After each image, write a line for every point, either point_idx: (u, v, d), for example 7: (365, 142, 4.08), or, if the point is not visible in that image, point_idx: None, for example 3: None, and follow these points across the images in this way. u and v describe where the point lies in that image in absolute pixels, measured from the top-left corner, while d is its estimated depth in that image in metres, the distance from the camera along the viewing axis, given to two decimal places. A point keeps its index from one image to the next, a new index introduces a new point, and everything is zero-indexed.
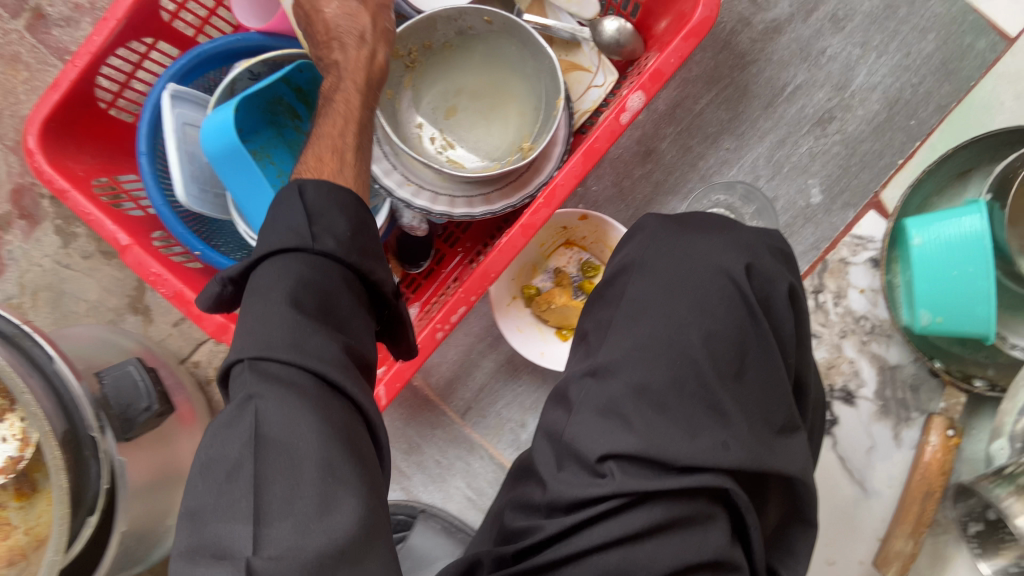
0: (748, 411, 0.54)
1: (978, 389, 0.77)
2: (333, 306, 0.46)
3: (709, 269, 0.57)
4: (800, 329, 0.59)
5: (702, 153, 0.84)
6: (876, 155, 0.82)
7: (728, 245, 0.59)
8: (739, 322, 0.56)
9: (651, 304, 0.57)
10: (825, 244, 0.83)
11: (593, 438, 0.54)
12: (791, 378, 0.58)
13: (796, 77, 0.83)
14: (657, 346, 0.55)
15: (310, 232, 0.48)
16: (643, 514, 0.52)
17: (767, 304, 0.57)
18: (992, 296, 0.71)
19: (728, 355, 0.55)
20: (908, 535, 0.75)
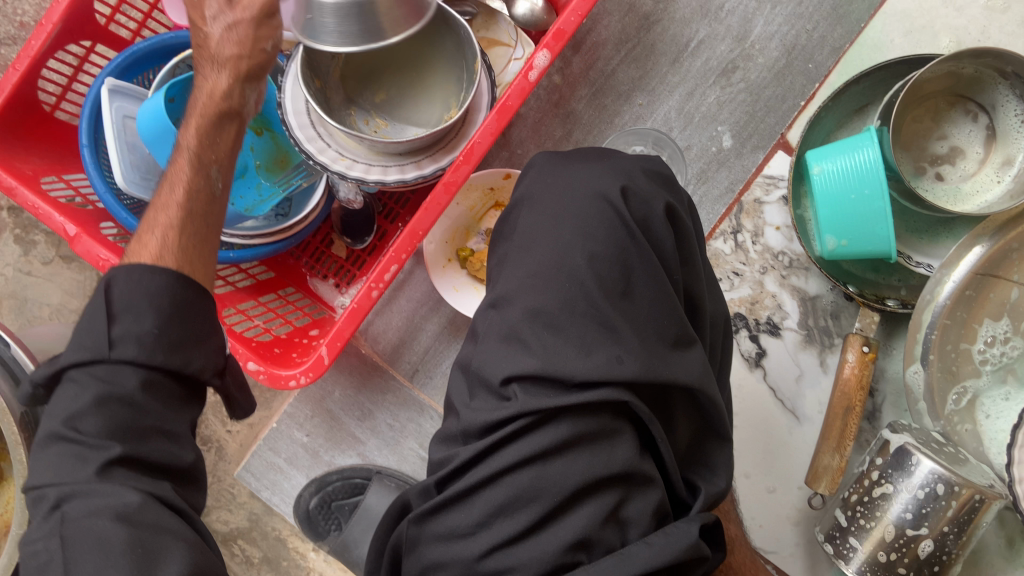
0: (636, 324, 0.59)
1: (892, 307, 0.81)
2: (140, 401, 0.49)
3: (593, 198, 0.62)
4: (682, 247, 0.64)
5: (617, 110, 0.89)
6: (779, 99, 0.88)
7: (608, 173, 0.64)
8: (623, 243, 0.60)
9: (547, 234, 0.62)
10: (739, 187, 0.88)
11: (496, 363, 0.59)
12: (680, 292, 0.63)
13: (698, 33, 0.88)
14: (551, 269, 0.60)
15: (108, 336, 0.49)
16: (550, 432, 0.57)
17: (648, 223, 0.62)
18: (889, 216, 0.75)
19: (615, 274, 0.60)
20: (833, 449, 0.78)
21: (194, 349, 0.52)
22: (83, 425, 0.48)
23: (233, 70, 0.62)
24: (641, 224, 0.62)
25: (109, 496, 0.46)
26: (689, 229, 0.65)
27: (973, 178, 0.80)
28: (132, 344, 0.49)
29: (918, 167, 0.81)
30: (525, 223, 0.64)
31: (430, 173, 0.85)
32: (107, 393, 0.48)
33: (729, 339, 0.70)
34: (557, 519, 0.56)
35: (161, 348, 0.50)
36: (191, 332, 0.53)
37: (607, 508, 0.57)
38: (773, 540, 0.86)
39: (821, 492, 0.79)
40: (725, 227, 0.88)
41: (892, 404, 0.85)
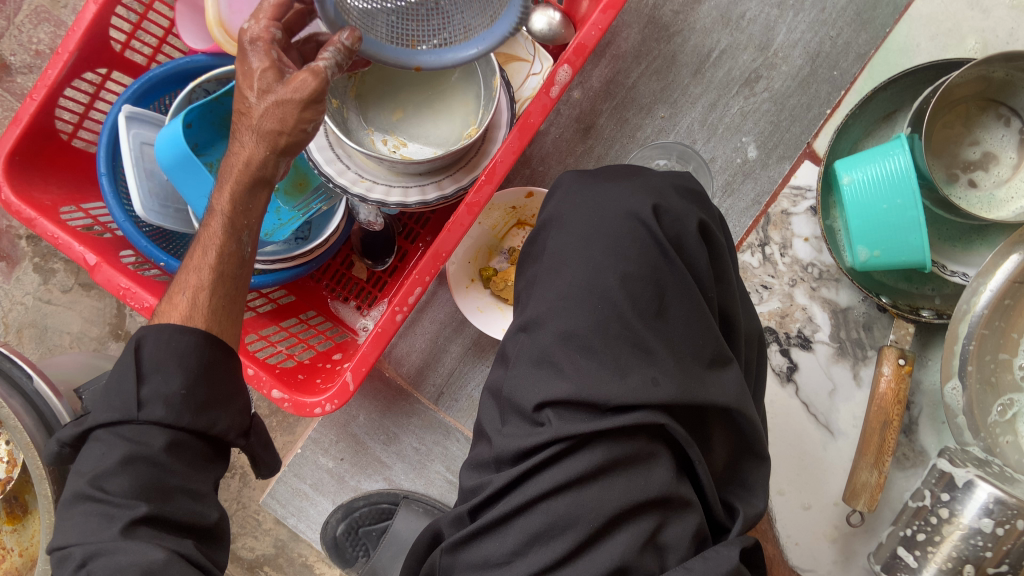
0: (670, 346, 0.58)
1: (926, 318, 0.79)
2: (166, 464, 0.50)
3: (622, 216, 0.61)
4: (715, 264, 0.63)
5: (639, 123, 0.87)
6: (804, 108, 0.86)
7: (636, 190, 0.63)
8: (653, 261, 0.59)
9: (576, 254, 0.61)
10: (766, 198, 0.87)
11: (529, 388, 0.58)
12: (715, 311, 0.62)
13: (720, 43, 0.87)
14: (582, 291, 0.59)
15: (137, 398, 0.51)
16: (587, 458, 0.55)
17: (680, 242, 0.61)
18: (922, 225, 0.73)
19: (648, 294, 0.58)
20: (871, 465, 0.76)
21: (219, 412, 0.54)
22: (111, 485, 0.49)
23: (269, 143, 0.54)
24: (671, 242, 0.61)
25: (135, 554, 0.47)
26: (721, 245, 0.64)
27: (1007, 183, 0.78)
28: (161, 406, 0.51)
29: (950, 174, 0.79)
30: (553, 244, 0.63)
31: (450, 192, 0.84)
32: (133, 453, 0.50)
33: (764, 356, 0.69)
34: (596, 547, 0.54)
35: (188, 410, 0.52)
36: (218, 393, 0.54)
37: (647, 534, 0.55)
38: (810, 559, 0.84)
39: (860, 509, 0.77)
40: (752, 240, 0.87)
41: (929, 416, 0.83)
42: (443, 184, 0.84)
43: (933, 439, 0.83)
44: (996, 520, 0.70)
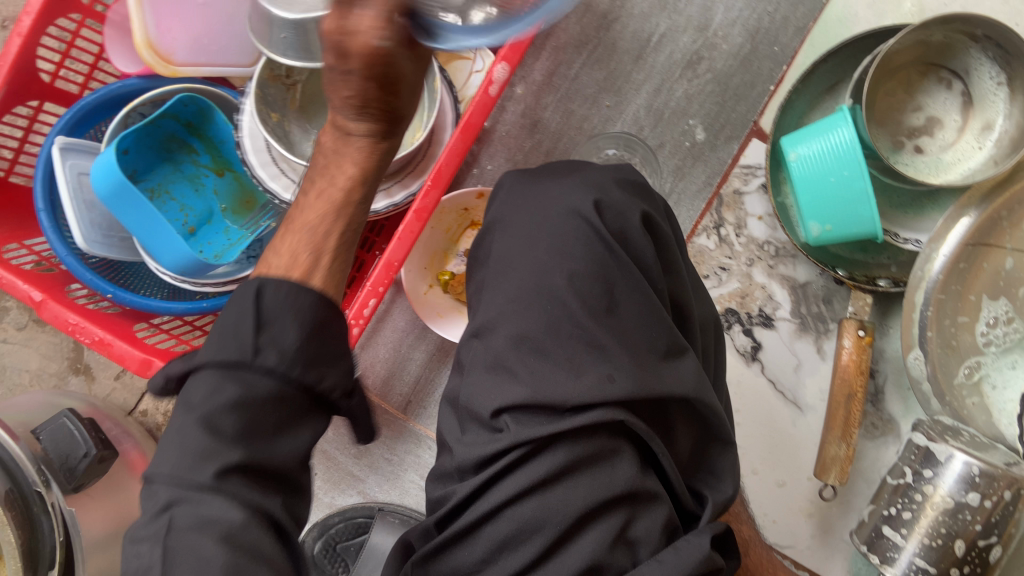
0: (624, 340, 0.57)
1: (883, 288, 0.79)
2: (260, 425, 0.43)
3: (565, 214, 0.60)
4: (662, 254, 0.62)
5: (586, 113, 0.86)
6: (748, 87, 0.85)
7: (577, 186, 0.62)
8: (600, 258, 0.58)
9: (521, 256, 0.60)
10: (717, 179, 0.86)
11: (485, 395, 0.57)
12: (665, 302, 0.61)
13: (659, 26, 0.86)
14: (532, 294, 0.58)
15: (253, 343, 0.43)
16: (546, 461, 0.54)
17: (624, 236, 0.60)
18: (871, 194, 0.72)
19: (597, 290, 0.58)
20: (839, 439, 0.77)
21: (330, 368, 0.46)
22: (225, 426, 0.42)
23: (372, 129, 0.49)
24: (616, 237, 0.60)
25: (219, 509, 0.40)
26: (666, 235, 0.63)
27: (954, 147, 0.78)
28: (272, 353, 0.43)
29: (897, 142, 0.79)
30: (500, 247, 0.62)
31: (400, 197, 0.82)
32: (245, 394, 0.42)
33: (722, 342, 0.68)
34: (564, 549, 0.54)
35: (299, 363, 0.44)
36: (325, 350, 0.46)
37: (615, 532, 0.54)
38: (788, 536, 0.84)
39: (832, 484, 0.77)
40: (707, 223, 0.86)
41: (895, 384, 0.83)
42: (394, 188, 0.82)
43: (901, 406, 0.83)
44: (982, 492, 0.71)
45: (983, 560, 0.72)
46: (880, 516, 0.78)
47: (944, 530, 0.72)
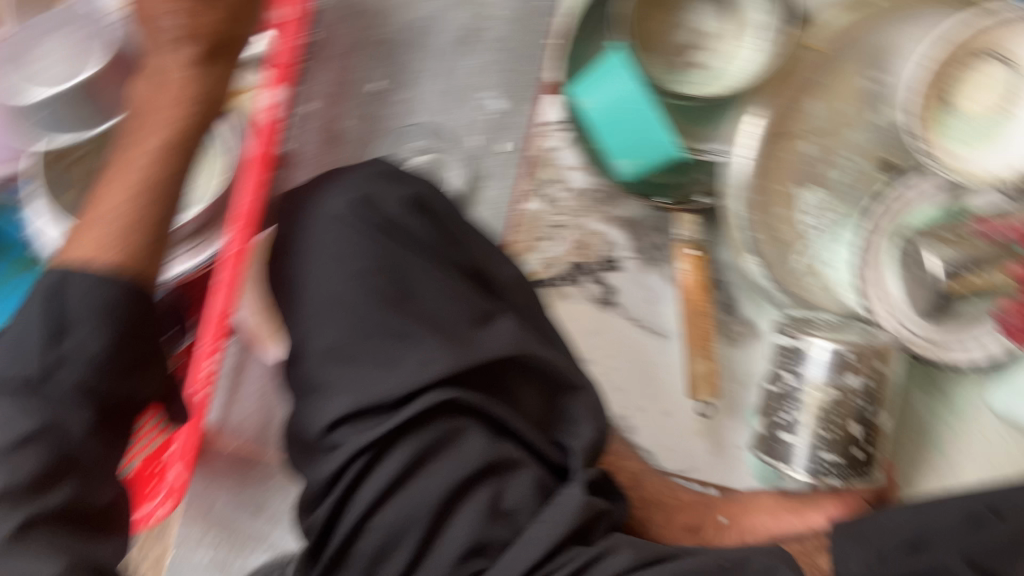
0: (427, 314, 0.62)
1: (703, 204, 0.82)
2: None
3: (343, 219, 0.65)
4: (444, 232, 0.68)
5: (381, 115, 0.86)
6: (526, 48, 0.87)
7: (341, 191, 0.66)
8: (382, 251, 0.64)
9: (310, 272, 0.63)
10: (524, 142, 0.87)
11: (314, 415, 0.58)
12: (456, 272, 0.66)
13: (426, 11, 0.86)
14: (335, 302, 0.61)
15: None
16: (394, 460, 0.54)
17: (394, 223, 0.66)
18: (659, 117, 0.75)
19: (387, 283, 0.62)
20: (698, 355, 0.79)
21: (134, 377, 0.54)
22: None
23: None
24: (394, 229, 0.66)
25: None
26: (443, 210, 0.70)
27: (729, 56, 0.82)
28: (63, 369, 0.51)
29: (672, 67, 0.83)
30: (291, 272, 0.64)
31: (203, 257, 0.72)
32: None
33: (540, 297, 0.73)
34: (442, 535, 0.53)
35: None
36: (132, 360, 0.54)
37: (486, 507, 0.54)
38: (687, 459, 0.87)
39: (706, 399, 0.81)
40: (530, 186, 0.87)
41: (745, 290, 0.86)
42: (194, 247, 0.72)
43: (755, 307, 0.86)
44: (850, 369, 0.74)
45: (874, 433, 0.76)
46: (773, 424, 0.79)
47: (838, 418, 0.75)
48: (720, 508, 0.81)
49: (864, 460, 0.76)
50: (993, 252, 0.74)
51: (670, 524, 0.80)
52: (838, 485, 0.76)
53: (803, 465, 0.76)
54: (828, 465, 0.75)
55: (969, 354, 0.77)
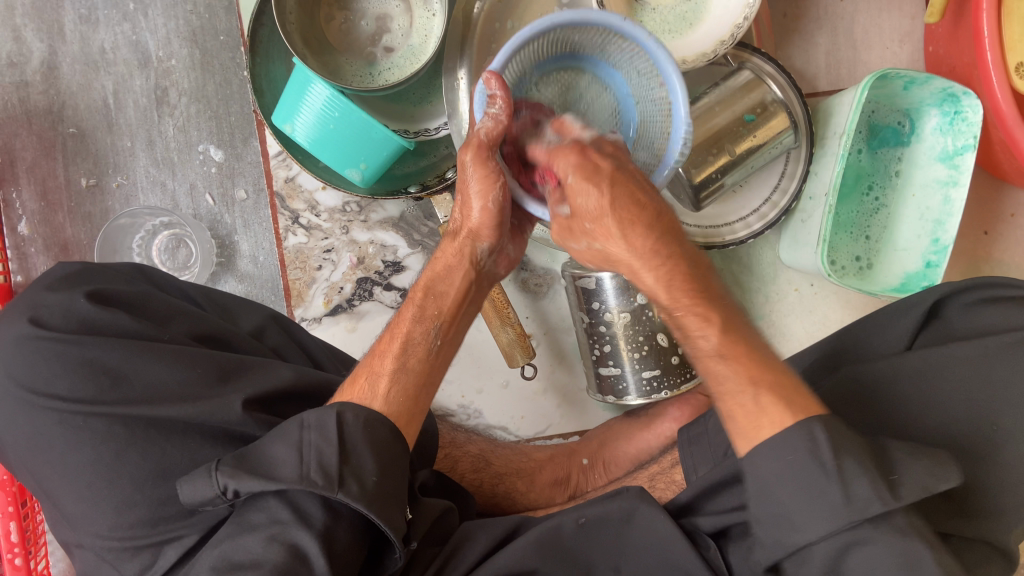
0: (178, 395, 0.51)
1: (452, 174, 0.79)
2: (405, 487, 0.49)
3: (20, 357, 0.52)
4: (144, 313, 0.56)
5: (103, 207, 0.82)
6: (224, 87, 0.82)
7: (10, 341, 0.52)
8: (94, 360, 0.51)
9: (47, 435, 0.50)
10: (264, 182, 0.83)
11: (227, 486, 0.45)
12: (190, 332, 0.56)
13: (106, 86, 0.82)
14: (67, 441, 0.50)
15: (338, 473, 0.45)
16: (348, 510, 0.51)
17: (93, 325, 0.53)
18: (366, 117, 0.71)
19: (123, 390, 0.51)
20: (502, 325, 0.76)
21: (397, 506, 0.48)
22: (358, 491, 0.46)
23: (420, 313, 0.56)
24: (84, 333, 0.52)
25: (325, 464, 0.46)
26: (132, 293, 0.56)
27: (413, 28, 0.77)
28: (356, 482, 0.45)
29: (366, 56, 0.77)
30: (23, 454, 0.52)
31: None
32: (380, 456, 0.47)
33: (292, 323, 0.67)
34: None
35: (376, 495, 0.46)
36: (395, 485, 0.48)
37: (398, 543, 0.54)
38: (540, 421, 0.87)
39: (524, 362, 0.79)
40: (285, 224, 0.83)
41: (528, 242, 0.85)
42: None
43: (543, 255, 0.85)
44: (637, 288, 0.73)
45: None
46: (592, 362, 0.78)
47: (642, 335, 0.74)
48: (580, 450, 0.81)
49: (683, 361, 0.76)
50: (727, 129, 0.74)
51: (535, 485, 0.78)
52: (668, 395, 0.76)
53: (627, 390, 0.76)
54: (652, 380, 0.75)
55: (751, 227, 0.82)
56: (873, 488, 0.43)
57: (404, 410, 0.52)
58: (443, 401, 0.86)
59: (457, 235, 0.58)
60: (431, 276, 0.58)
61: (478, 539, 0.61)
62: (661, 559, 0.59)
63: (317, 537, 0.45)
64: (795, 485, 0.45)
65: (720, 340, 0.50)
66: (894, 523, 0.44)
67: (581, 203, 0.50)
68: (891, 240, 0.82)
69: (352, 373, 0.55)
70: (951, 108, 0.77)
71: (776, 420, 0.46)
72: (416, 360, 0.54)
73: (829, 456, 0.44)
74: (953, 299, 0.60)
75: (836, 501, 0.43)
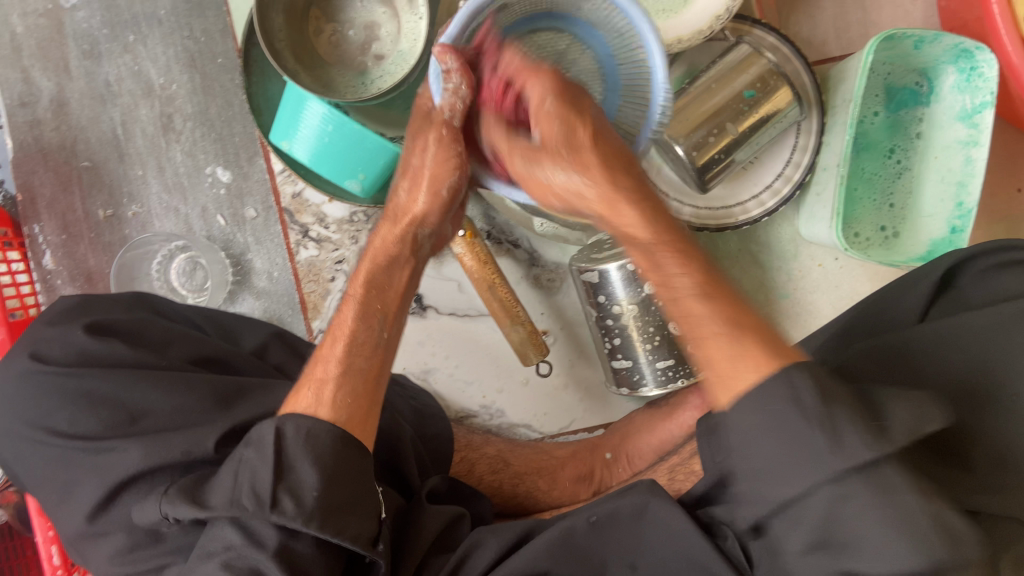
0: (173, 417, 0.53)
1: None
2: (359, 496, 0.48)
3: (28, 391, 0.55)
4: (141, 340, 0.58)
5: (121, 235, 0.85)
6: (227, 108, 0.84)
7: (18, 378, 0.56)
8: (94, 392, 0.54)
9: (56, 467, 0.53)
10: (272, 199, 0.84)
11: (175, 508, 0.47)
12: (186, 356, 0.59)
13: (115, 118, 0.84)
14: (72, 471, 0.52)
15: (271, 493, 0.45)
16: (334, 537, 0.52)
17: (88, 356, 0.55)
18: (360, 127, 0.71)
19: (120, 419, 0.53)
20: (512, 323, 0.75)
21: (351, 517, 0.47)
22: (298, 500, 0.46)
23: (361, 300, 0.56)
24: (82, 365, 0.55)
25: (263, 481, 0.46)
26: (129, 322, 0.59)
27: (401, 33, 0.76)
28: (291, 499, 0.45)
29: (356, 66, 0.77)
30: (38, 487, 0.55)
31: None
32: (324, 468, 0.47)
33: (295, 339, 0.70)
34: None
35: (319, 513, 0.46)
36: (348, 491, 0.48)
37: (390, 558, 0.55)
38: (564, 416, 0.86)
39: (538, 359, 0.78)
40: (295, 238, 0.84)
41: (537, 238, 0.84)
42: None
43: (554, 249, 0.85)
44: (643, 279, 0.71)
45: None
46: (606, 356, 0.77)
47: (653, 325, 0.72)
48: (602, 445, 0.81)
49: None
50: (728, 107, 0.72)
51: (558, 483, 0.78)
52: (686, 384, 0.74)
53: (644, 382, 0.75)
54: (667, 371, 0.74)
55: (763, 204, 0.80)
56: (865, 435, 0.39)
57: (353, 413, 0.51)
58: (465, 403, 0.86)
59: (397, 218, 0.59)
60: (377, 268, 0.58)
61: (489, 544, 0.61)
62: (677, 553, 0.58)
63: (274, 558, 0.45)
64: (779, 439, 0.41)
65: (700, 278, 0.47)
66: (882, 472, 0.39)
67: (552, 127, 0.50)
68: (915, 207, 0.79)
69: (300, 379, 0.54)
70: (967, 64, 0.74)
71: (735, 371, 0.44)
72: (364, 360, 0.54)
73: (818, 405, 0.40)
74: (967, 267, 0.58)
75: (822, 450, 0.40)
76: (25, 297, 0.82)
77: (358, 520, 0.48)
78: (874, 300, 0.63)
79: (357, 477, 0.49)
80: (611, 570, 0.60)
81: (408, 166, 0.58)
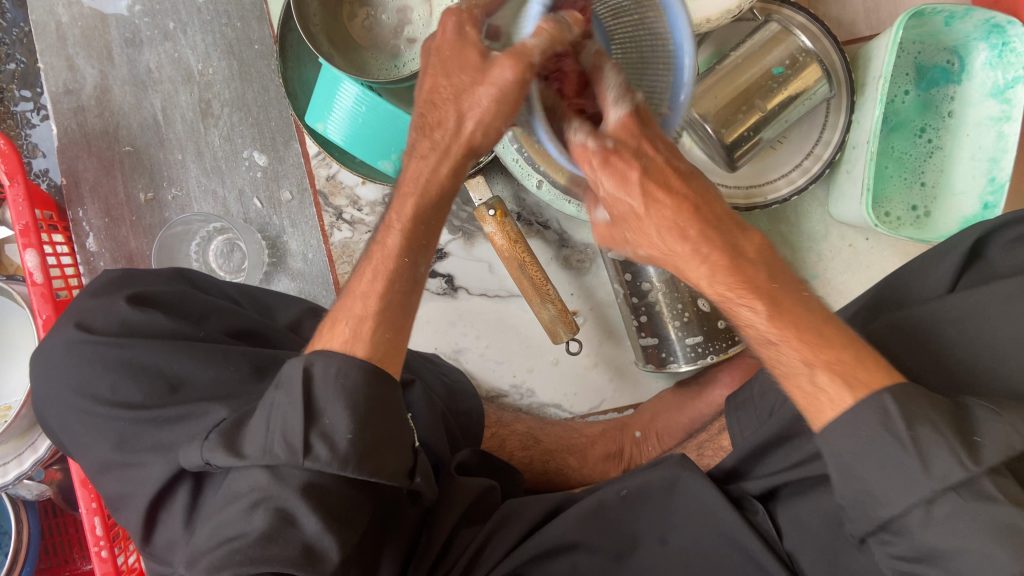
0: (211, 384, 0.55)
1: None
2: (393, 433, 0.49)
3: (71, 359, 0.57)
4: (180, 312, 0.60)
5: (161, 218, 0.87)
6: (264, 94, 0.86)
7: (63, 345, 0.58)
8: (133, 360, 0.55)
9: (97, 432, 0.55)
10: (307, 182, 0.86)
11: (217, 453, 0.47)
12: (223, 329, 0.61)
13: (155, 104, 0.87)
14: (112, 435, 0.54)
15: (304, 440, 0.45)
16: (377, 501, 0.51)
17: (128, 326, 0.57)
18: (394, 108, 0.72)
19: (159, 385, 0.54)
20: (543, 301, 0.76)
21: (387, 455, 0.48)
22: (334, 439, 0.46)
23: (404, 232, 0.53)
24: (124, 334, 0.57)
25: (295, 419, 0.46)
26: (168, 294, 0.61)
27: (433, 16, 0.78)
28: (324, 445, 0.45)
29: (390, 50, 0.79)
30: (80, 452, 0.56)
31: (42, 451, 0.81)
32: (354, 402, 0.47)
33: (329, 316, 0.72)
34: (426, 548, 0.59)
35: (353, 457, 0.46)
36: (382, 434, 0.48)
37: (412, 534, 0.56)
38: (593, 396, 0.87)
39: (568, 337, 0.77)
40: (330, 220, 0.85)
41: (567, 219, 0.85)
42: (32, 444, 0.81)
43: (584, 230, 0.86)
44: None
45: None
46: (634, 334, 0.77)
47: (682, 302, 0.73)
48: (632, 424, 0.81)
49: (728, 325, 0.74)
50: (756, 85, 0.72)
51: (588, 461, 0.79)
52: (716, 360, 0.74)
53: (673, 359, 0.75)
54: (696, 347, 0.74)
55: (792, 181, 0.80)
56: (947, 450, 0.41)
57: (388, 348, 0.52)
58: (495, 383, 0.87)
59: (447, 148, 0.50)
60: (422, 207, 0.53)
61: (523, 516, 0.62)
62: (707, 525, 0.59)
63: (305, 499, 0.45)
64: (868, 466, 0.44)
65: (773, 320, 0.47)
66: (976, 487, 0.41)
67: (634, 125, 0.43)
68: (947, 185, 0.78)
69: (332, 309, 0.54)
70: (999, 40, 0.74)
71: (835, 398, 0.45)
72: (375, 306, 0.52)
73: (902, 429, 0.43)
74: (995, 237, 0.58)
75: (915, 471, 0.42)
76: (69, 276, 0.84)
77: (393, 463, 0.48)
78: (903, 271, 0.62)
79: (386, 420, 0.49)
80: (642, 546, 0.60)
81: (435, 91, 0.48)
